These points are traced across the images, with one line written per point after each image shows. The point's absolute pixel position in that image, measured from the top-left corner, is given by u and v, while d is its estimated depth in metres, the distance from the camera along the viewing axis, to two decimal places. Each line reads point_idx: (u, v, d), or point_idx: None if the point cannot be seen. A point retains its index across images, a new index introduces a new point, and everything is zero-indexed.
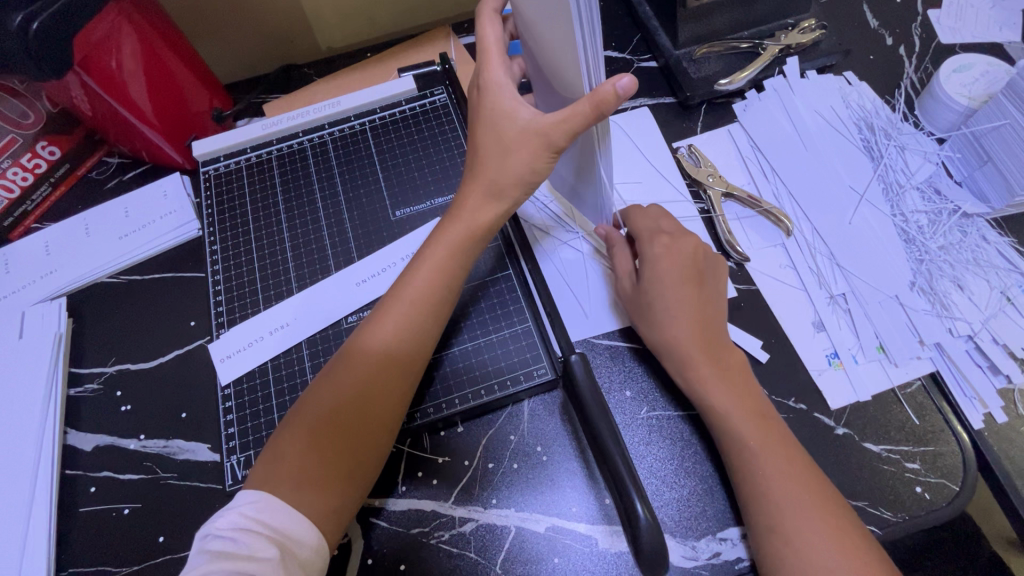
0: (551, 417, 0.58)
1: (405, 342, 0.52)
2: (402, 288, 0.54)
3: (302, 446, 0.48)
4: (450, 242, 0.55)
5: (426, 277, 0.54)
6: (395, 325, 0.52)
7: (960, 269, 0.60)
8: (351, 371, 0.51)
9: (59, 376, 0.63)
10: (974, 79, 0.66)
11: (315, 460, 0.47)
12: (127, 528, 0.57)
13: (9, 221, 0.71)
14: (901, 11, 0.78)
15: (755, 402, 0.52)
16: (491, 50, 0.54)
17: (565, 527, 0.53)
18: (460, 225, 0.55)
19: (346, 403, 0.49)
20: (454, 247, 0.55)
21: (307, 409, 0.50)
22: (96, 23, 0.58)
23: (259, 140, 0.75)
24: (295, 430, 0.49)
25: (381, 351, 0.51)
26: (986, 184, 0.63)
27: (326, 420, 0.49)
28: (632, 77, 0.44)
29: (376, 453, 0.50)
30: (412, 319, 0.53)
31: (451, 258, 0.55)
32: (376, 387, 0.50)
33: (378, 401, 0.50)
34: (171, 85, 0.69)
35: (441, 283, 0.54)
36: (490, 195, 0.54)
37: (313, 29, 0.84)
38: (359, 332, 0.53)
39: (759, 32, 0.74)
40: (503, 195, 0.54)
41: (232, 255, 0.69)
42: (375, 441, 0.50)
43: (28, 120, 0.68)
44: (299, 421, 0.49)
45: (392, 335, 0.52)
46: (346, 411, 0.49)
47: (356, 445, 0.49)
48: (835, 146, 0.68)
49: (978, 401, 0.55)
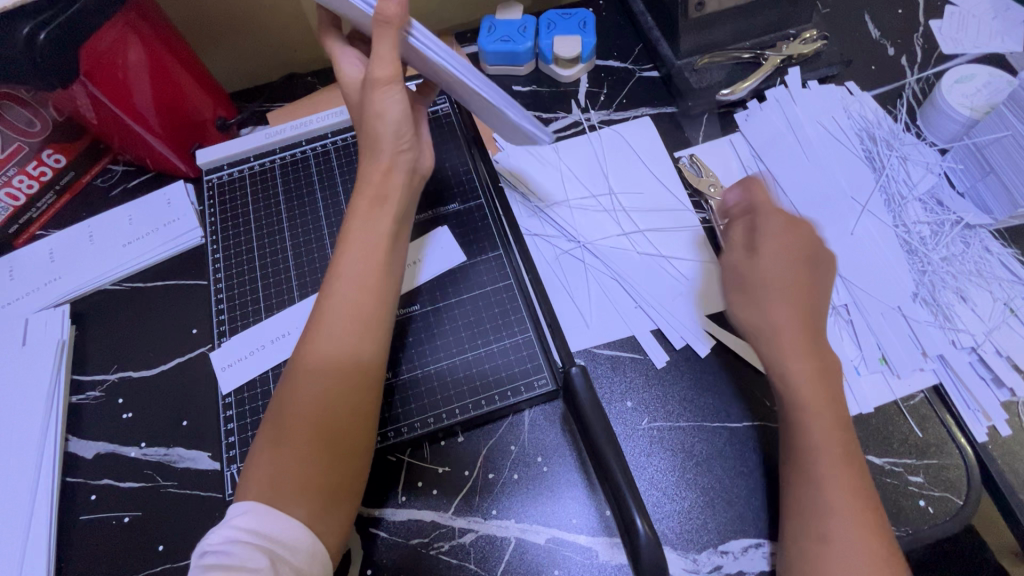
0: (551, 427, 0.58)
1: (360, 324, 0.51)
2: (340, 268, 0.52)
3: (272, 451, 0.48)
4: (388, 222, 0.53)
5: (359, 252, 0.52)
6: (341, 315, 0.50)
7: (963, 280, 0.60)
8: (302, 369, 0.49)
9: (61, 382, 0.64)
10: (976, 89, 0.66)
11: (288, 464, 0.47)
12: (127, 536, 0.57)
13: (14, 228, 0.72)
14: (902, 21, 0.78)
15: (816, 393, 0.49)
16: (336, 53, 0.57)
17: (565, 539, 0.53)
18: (362, 196, 0.53)
19: (307, 403, 0.48)
20: (378, 215, 0.53)
21: (272, 415, 0.49)
22: (103, 33, 0.58)
23: (262, 149, 0.75)
24: (274, 437, 0.48)
25: (330, 343, 0.49)
26: (989, 195, 0.63)
27: (291, 422, 0.48)
28: None
29: (355, 446, 0.49)
30: (358, 308, 0.50)
31: (381, 227, 0.53)
32: (337, 381, 0.49)
33: (341, 394, 0.49)
34: (176, 93, 0.70)
35: (378, 256, 0.52)
36: (371, 156, 0.53)
37: (316, 38, 0.85)
38: (308, 329, 0.51)
39: (759, 42, 0.74)
40: (378, 150, 0.52)
41: (235, 263, 0.69)
42: (348, 436, 0.49)
43: (35, 128, 0.69)
44: (268, 425, 0.49)
45: (341, 326, 0.50)
46: (311, 411, 0.48)
47: (328, 442, 0.48)
48: (837, 156, 0.68)
49: (982, 414, 0.55)
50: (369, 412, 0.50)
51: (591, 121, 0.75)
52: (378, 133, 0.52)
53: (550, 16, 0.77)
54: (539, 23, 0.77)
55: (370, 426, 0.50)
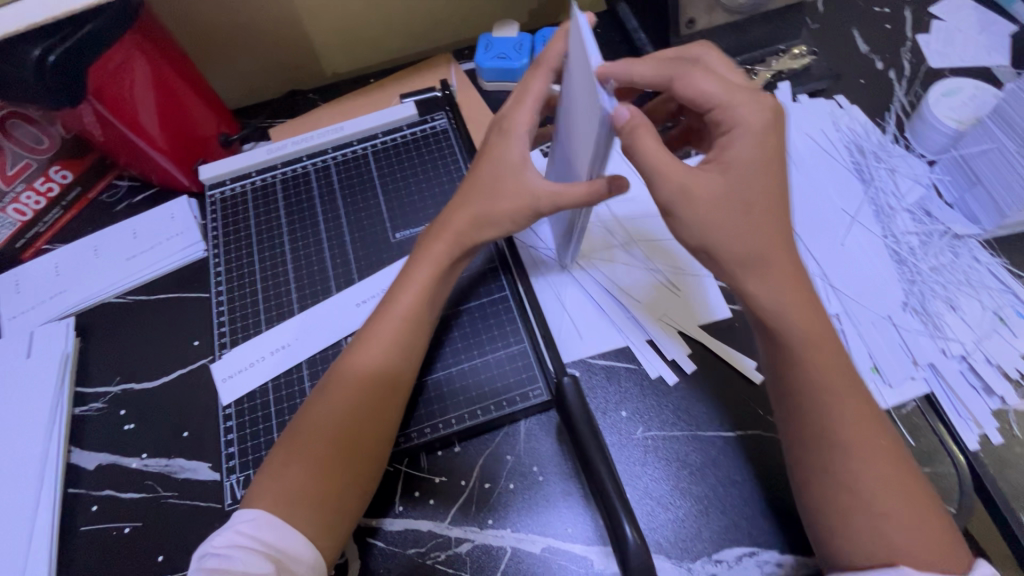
0: (546, 437, 0.59)
1: (396, 361, 0.54)
2: (392, 306, 0.56)
3: (292, 460, 0.49)
4: (440, 259, 0.57)
5: (413, 294, 0.56)
6: (382, 343, 0.54)
7: (952, 289, 0.61)
8: (335, 391, 0.52)
9: (64, 394, 0.65)
10: (962, 103, 0.67)
11: (307, 475, 0.48)
12: (126, 546, 0.58)
13: (20, 243, 0.74)
14: (890, 36, 0.80)
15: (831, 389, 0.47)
16: (529, 98, 0.56)
17: (561, 549, 0.54)
18: (440, 240, 0.57)
19: (335, 418, 0.50)
20: (440, 263, 0.57)
21: (297, 425, 0.51)
22: (111, 54, 0.60)
23: (264, 164, 0.77)
24: (293, 451, 0.50)
25: (367, 365, 0.53)
26: (977, 206, 0.63)
27: (317, 435, 0.50)
28: (626, 182, 0.48)
29: (369, 467, 0.51)
30: (400, 338, 0.55)
31: (441, 270, 0.57)
32: (368, 403, 0.52)
33: (369, 415, 0.51)
34: (180, 111, 0.72)
35: (426, 299, 0.56)
36: (480, 227, 0.56)
37: (318, 56, 0.87)
38: (347, 352, 0.55)
39: (751, 57, 0.75)
40: (490, 225, 0.56)
41: (236, 276, 0.71)
42: (367, 454, 0.51)
43: (42, 145, 0.71)
44: (290, 435, 0.51)
45: (380, 352, 0.54)
46: (336, 426, 0.50)
47: (349, 458, 0.50)
48: (827, 169, 0.69)
49: (973, 422, 0.55)
50: (388, 435, 0.52)
51: None
52: (501, 211, 0.54)
53: (546, 34, 0.80)
54: (535, 40, 0.80)
55: (386, 450, 0.52)
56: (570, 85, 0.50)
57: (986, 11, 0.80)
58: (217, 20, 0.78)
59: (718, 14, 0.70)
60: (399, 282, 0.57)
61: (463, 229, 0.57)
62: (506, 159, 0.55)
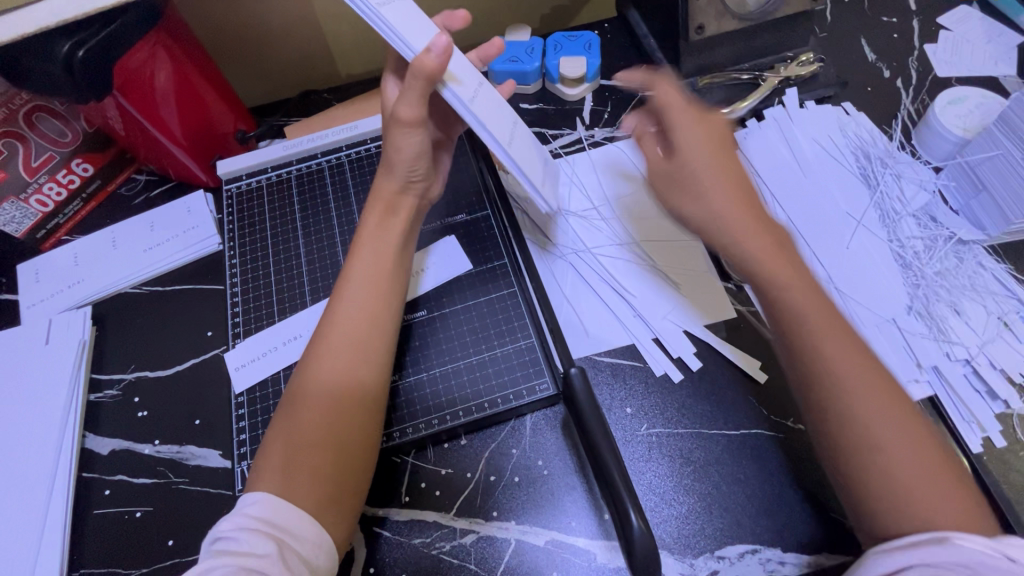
0: (552, 431, 0.59)
1: (367, 341, 0.54)
2: (348, 277, 0.57)
3: (287, 446, 0.50)
4: (380, 222, 0.60)
5: (369, 257, 0.58)
6: (352, 319, 0.55)
7: (956, 294, 0.61)
8: (316, 389, 0.52)
9: (81, 380, 0.66)
10: (968, 110, 0.68)
11: (303, 457, 0.49)
12: (138, 529, 0.59)
13: (41, 233, 0.75)
14: (898, 45, 0.81)
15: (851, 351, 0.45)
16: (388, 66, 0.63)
17: (564, 541, 0.54)
18: (377, 198, 0.61)
19: (321, 398, 0.51)
20: (383, 224, 0.60)
21: (285, 413, 0.52)
22: (136, 51, 0.62)
23: (280, 160, 0.79)
24: (287, 459, 0.49)
25: (338, 344, 0.53)
26: (982, 212, 0.64)
27: (306, 418, 0.50)
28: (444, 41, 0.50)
29: (361, 445, 0.51)
30: (372, 311, 0.55)
31: (386, 234, 0.59)
32: (348, 378, 0.52)
33: (352, 392, 0.52)
34: (200, 108, 0.74)
35: (384, 261, 0.58)
36: None
37: (334, 56, 0.89)
38: (315, 338, 0.55)
39: (758, 64, 0.77)
40: None
41: (251, 270, 0.72)
42: (358, 431, 0.51)
43: (65, 138, 0.72)
44: (279, 426, 0.51)
45: (351, 327, 0.54)
46: (324, 408, 0.51)
47: (341, 438, 0.50)
48: (833, 173, 0.70)
49: (977, 425, 0.56)
50: (374, 413, 0.53)
51: (595, 137, 0.78)
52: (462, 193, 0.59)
53: (557, 39, 0.81)
54: (546, 44, 0.82)
55: (376, 427, 0.53)
56: None
57: (993, 23, 0.81)
58: (237, 20, 0.80)
59: (727, 21, 0.71)
60: (353, 248, 0.59)
61: (388, 196, 0.61)
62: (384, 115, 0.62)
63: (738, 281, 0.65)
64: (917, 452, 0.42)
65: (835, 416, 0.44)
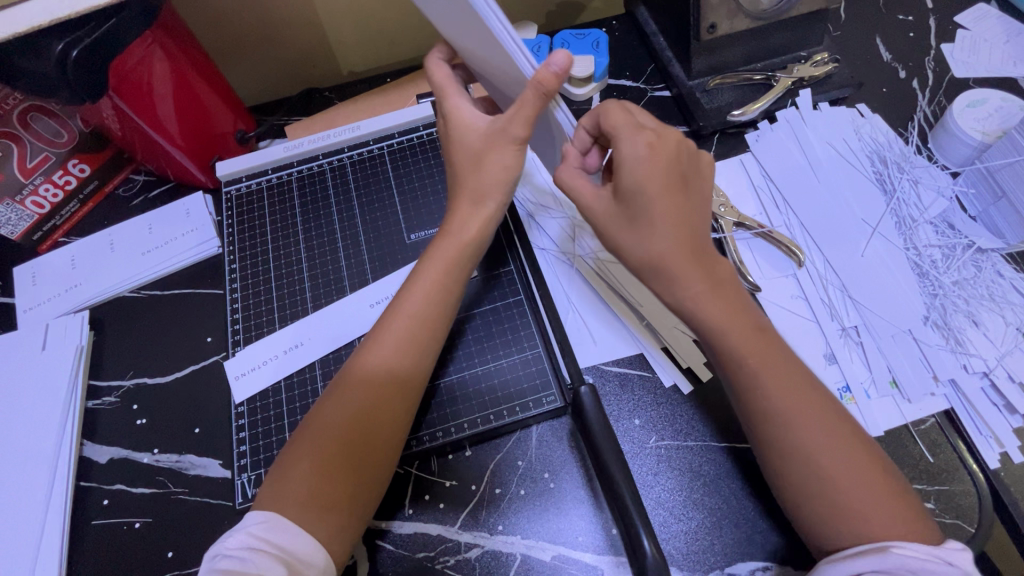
0: (558, 443, 0.58)
1: (409, 361, 0.52)
2: (407, 297, 0.55)
3: (305, 452, 0.48)
4: (447, 263, 0.56)
5: (427, 283, 0.55)
6: (390, 341, 0.53)
7: (974, 304, 0.60)
8: (353, 390, 0.51)
9: (78, 387, 0.65)
10: (987, 114, 0.66)
11: (316, 469, 0.47)
12: (137, 541, 0.58)
13: (38, 235, 0.74)
14: (914, 44, 0.79)
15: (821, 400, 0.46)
16: (447, 86, 0.58)
17: (571, 557, 0.53)
18: (449, 239, 0.56)
19: (341, 423, 0.49)
20: (449, 263, 0.56)
21: (309, 424, 0.50)
22: (131, 51, 0.60)
23: (280, 161, 0.77)
24: (310, 457, 0.48)
25: (376, 369, 0.51)
26: (1001, 219, 0.63)
27: (329, 434, 0.49)
28: (564, 52, 0.47)
29: (373, 474, 0.49)
30: (409, 336, 0.53)
31: (450, 275, 0.55)
32: (372, 403, 0.50)
33: (380, 417, 0.50)
34: (199, 108, 0.72)
35: (438, 295, 0.55)
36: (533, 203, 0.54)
37: (335, 53, 0.87)
38: (354, 355, 0.53)
39: (771, 64, 0.75)
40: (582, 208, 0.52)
41: (251, 275, 0.71)
42: (375, 461, 0.49)
43: (61, 138, 0.71)
44: (308, 425, 0.50)
45: (388, 351, 0.52)
46: (347, 430, 0.49)
47: (357, 463, 0.48)
48: (848, 177, 0.68)
49: (994, 440, 0.54)
50: (395, 444, 0.51)
51: None
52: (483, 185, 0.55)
53: (563, 37, 0.79)
54: (553, 43, 0.80)
55: (388, 461, 0.50)
56: (458, 35, 0.53)
57: (1011, 22, 0.79)
58: (236, 17, 0.78)
59: (740, 20, 0.69)
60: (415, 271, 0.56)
61: (469, 231, 0.56)
62: (466, 137, 0.56)
63: (749, 289, 0.63)
64: (868, 490, 0.43)
65: (771, 445, 0.46)
